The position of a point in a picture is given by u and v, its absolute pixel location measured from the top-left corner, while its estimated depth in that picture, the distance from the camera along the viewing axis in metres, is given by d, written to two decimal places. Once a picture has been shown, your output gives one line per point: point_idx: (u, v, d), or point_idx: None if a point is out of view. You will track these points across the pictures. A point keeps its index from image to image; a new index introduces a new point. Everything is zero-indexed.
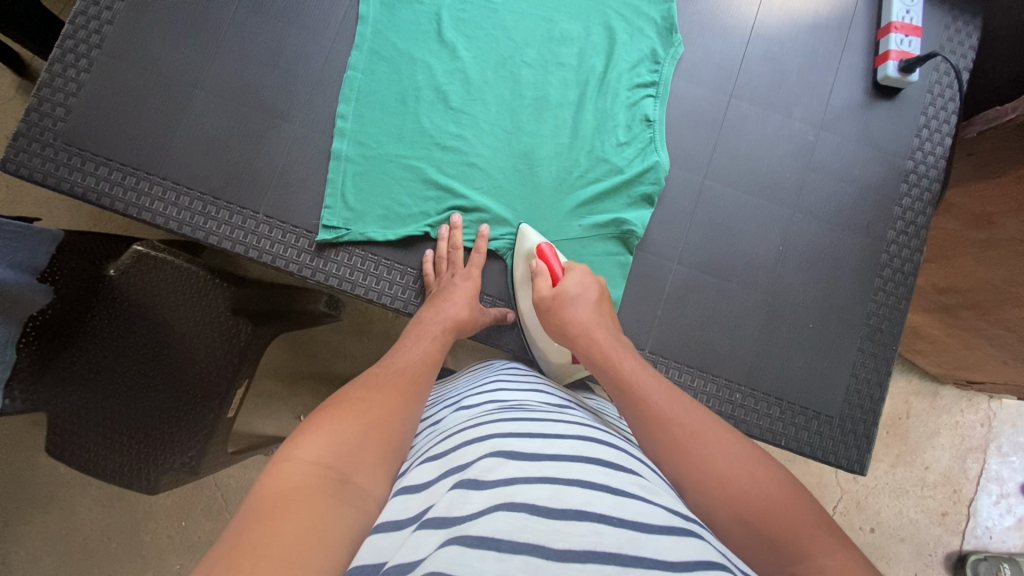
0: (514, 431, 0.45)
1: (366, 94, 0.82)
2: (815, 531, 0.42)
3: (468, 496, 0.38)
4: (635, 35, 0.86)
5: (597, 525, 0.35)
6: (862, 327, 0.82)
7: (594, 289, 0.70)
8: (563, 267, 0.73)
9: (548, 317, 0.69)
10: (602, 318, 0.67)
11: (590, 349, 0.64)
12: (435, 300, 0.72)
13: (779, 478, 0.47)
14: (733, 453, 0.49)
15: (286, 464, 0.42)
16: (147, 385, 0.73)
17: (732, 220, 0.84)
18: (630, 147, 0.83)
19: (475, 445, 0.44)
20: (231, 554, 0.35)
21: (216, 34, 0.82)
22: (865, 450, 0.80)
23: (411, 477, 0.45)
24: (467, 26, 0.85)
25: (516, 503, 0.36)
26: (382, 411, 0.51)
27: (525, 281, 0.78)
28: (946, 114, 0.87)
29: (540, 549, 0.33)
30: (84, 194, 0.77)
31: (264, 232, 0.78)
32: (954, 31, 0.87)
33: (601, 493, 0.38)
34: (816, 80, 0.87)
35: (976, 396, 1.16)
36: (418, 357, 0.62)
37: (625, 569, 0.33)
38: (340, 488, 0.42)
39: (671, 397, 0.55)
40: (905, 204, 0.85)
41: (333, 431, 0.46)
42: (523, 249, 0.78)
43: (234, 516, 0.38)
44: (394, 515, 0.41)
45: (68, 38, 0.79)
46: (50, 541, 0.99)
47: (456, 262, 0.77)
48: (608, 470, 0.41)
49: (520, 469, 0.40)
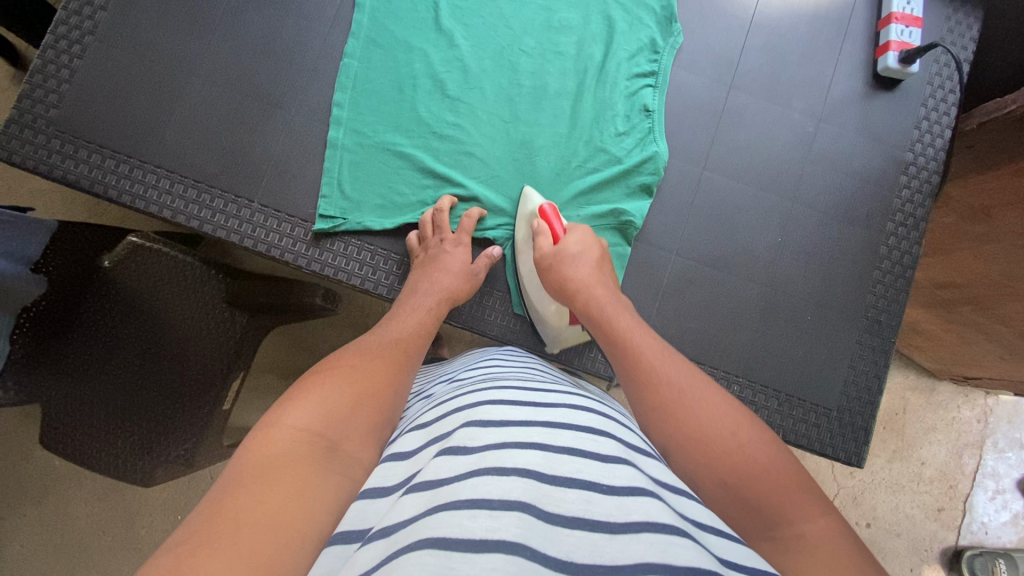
0: (502, 400, 0.45)
1: (363, 83, 0.81)
2: (799, 496, 0.42)
3: (454, 459, 0.37)
4: (634, 24, 0.86)
5: (586, 493, 0.35)
6: (861, 321, 0.82)
7: (595, 250, 0.72)
8: (563, 228, 0.73)
9: (548, 274, 0.71)
10: (602, 277, 0.69)
11: (587, 306, 0.65)
12: (427, 268, 0.72)
13: (768, 442, 0.47)
14: (721, 418, 0.49)
15: (274, 429, 0.42)
16: (143, 371, 0.72)
17: (730, 211, 0.83)
18: (628, 137, 0.83)
19: (463, 413, 0.43)
20: (216, 516, 0.35)
21: (212, 20, 0.81)
22: (863, 443, 0.80)
23: (401, 444, 0.45)
24: (465, 14, 0.84)
25: (505, 467, 0.36)
26: (371, 381, 0.51)
27: (526, 243, 0.78)
28: (946, 106, 0.87)
29: (531, 507, 0.33)
30: (77, 181, 0.76)
31: (260, 222, 0.77)
32: (955, 23, 0.87)
33: (591, 460, 0.38)
34: (816, 72, 0.86)
35: (973, 392, 1.16)
36: (412, 330, 0.63)
37: (614, 536, 0.32)
38: (330, 454, 0.42)
39: (665, 359, 0.55)
40: (904, 196, 0.85)
41: (322, 399, 0.47)
42: (526, 211, 0.78)
43: (217, 480, 0.38)
44: (379, 482, 0.41)
45: (61, 24, 0.78)
46: (42, 533, 0.98)
47: (442, 227, 0.76)
48: (597, 437, 0.41)
49: (507, 434, 0.39)
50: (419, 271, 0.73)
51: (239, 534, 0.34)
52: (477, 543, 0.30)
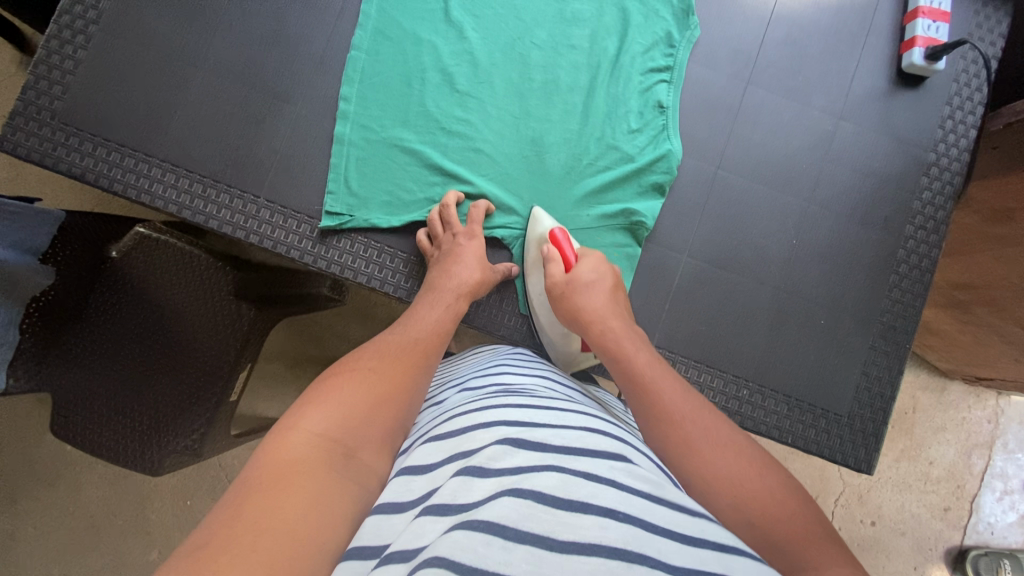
0: (520, 419, 0.43)
1: (370, 76, 0.79)
2: (821, 542, 0.42)
3: (473, 483, 0.36)
4: (649, 17, 0.83)
5: (603, 519, 0.34)
6: (875, 325, 0.80)
7: (609, 278, 0.70)
8: (575, 253, 0.72)
9: (561, 302, 0.69)
10: (616, 306, 0.67)
11: (603, 337, 0.63)
12: (445, 263, 0.71)
13: (786, 486, 0.47)
14: (740, 458, 0.48)
15: (291, 435, 0.42)
16: (152, 362, 0.72)
17: (745, 211, 0.81)
18: (641, 135, 0.81)
19: (482, 432, 0.42)
20: (232, 521, 0.34)
21: (217, 10, 0.79)
22: (874, 450, 0.78)
23: (417, 456, 0.43)
24: (476, 6, 0.82)
25: (522, 489, 0.35)
26: (390, 384, 0.50)
27: (538, 265, 0.76)
28: (972, 105, 0.84)
29: (544, 540, 0.32)
30: (82, 175, 0.75)
31: (265, 218, 0.76)
32: (983, 17, 0.83)
33: (607, 486, 0.36)
34: (837, 67, 0.84)
35: (985, 392, 1.15)
36: (430, 328, 0.62)
37: (631, 565, 0.32)
38: (345, 461, 0.42)
39: (680, 394, 0.54)
40: (925, 198, 0.82)
41: (340, 403, 0.46)
42: (536, 230, 0.76)
43: (234, 481, 0.38)
44: (395, 496, 0.39)
45: (65, 13, 0.77)
46: (54, 516, 1.00)
47: (452, 224, 0.74)
48: (615, 462, 0.40)
49: (528, 459, 0.38)
50: (435, 267, 0.72)
51: (257, 543, 0.33)
52: (490, 572, 0.30)
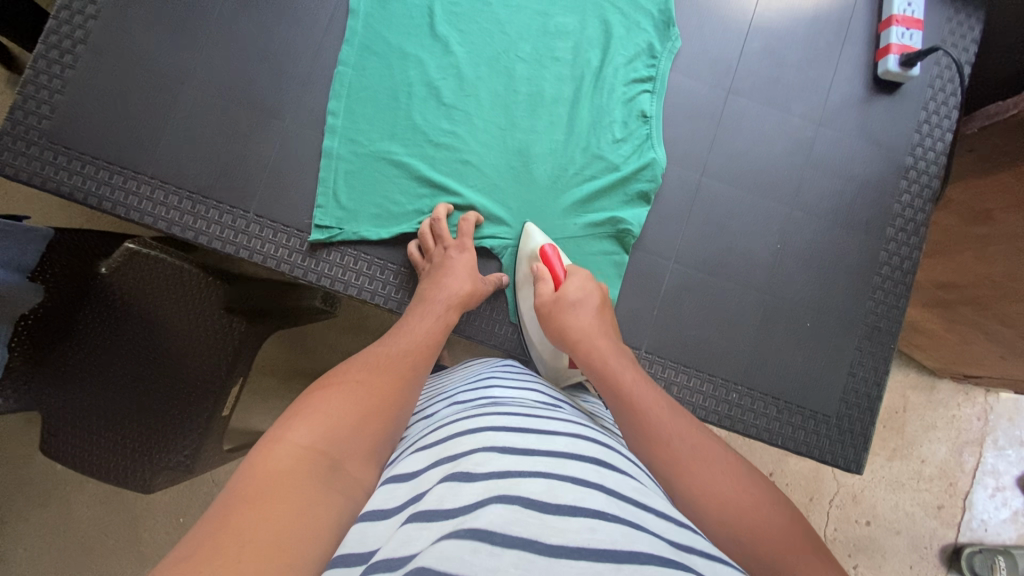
0: (505, 427, 0.44)
1: (357, 91, 0.80)
2: (808, 557, 0.43)
3: (460, 488, 0.37)
4: (631, 28, 0.85)
5: (591, 522, 0.34)
6: (860, 327, 0.82)
7: (595, 297, 0.70)
8: (564, 270, 0.72)
9: (548, 320, 0.69)
10: (602, 324, 0.68)
11: (590, 354, 0.64)
12: (435, 276, 0.72)
13: (775, 504, 0.47)
14: (729, 473, 0.49)
15: (277, 446, 0.42)
16: (140, 378, 0.72)
17: (730, 216, 0.83)
18: (626, 144, 0.82)
19: (467, 439, 0.43)
20: (213, 534, 0.35)
21: (205, 28, 0.80)
22: (862, 450, 0.80)
23: (403, 466, 0.44)
24: (461, 20, 0.83)
25: (509, 495, 0.35)
26: (378, 397, 0.51)
27: (527, 281, 0.77)
28: (948, 109, 0.86)
29: (533, 544, 0.32)
30: (70, 193, 0.75)
31: (255, 232, 0.77)
32: (956, 24, 0.86)
33: (594, 491, 0.37)
34: (816, 75, 0.85)
35: (973, 390, 1.16)
36: (419, 340, 0.62)
37: (620, 565, 0.31)
38: (332, 474, 0.42)
39: (670, 415, 0.55)
40: (905, 200, 0.84)
41: (327, 415, 0.47)
42: (527, 248, 0.77)
43: (219, 493, 0.39)
44: (380, 504, 0.40)
45: (52, 34, 0.77)
46: (46, 537, 0.99)
47: (444, 236, 0.75)
48: (600, 469, 0.41)
49: (513, 463, 0.39)
50: (425, 280, 0.72)
51: (241, 554, 0.34)
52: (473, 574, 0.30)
